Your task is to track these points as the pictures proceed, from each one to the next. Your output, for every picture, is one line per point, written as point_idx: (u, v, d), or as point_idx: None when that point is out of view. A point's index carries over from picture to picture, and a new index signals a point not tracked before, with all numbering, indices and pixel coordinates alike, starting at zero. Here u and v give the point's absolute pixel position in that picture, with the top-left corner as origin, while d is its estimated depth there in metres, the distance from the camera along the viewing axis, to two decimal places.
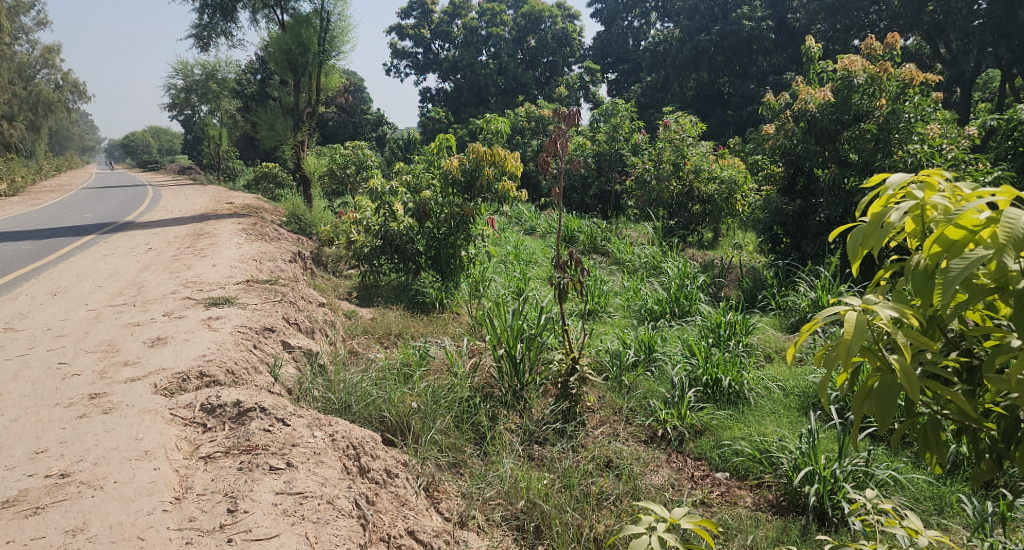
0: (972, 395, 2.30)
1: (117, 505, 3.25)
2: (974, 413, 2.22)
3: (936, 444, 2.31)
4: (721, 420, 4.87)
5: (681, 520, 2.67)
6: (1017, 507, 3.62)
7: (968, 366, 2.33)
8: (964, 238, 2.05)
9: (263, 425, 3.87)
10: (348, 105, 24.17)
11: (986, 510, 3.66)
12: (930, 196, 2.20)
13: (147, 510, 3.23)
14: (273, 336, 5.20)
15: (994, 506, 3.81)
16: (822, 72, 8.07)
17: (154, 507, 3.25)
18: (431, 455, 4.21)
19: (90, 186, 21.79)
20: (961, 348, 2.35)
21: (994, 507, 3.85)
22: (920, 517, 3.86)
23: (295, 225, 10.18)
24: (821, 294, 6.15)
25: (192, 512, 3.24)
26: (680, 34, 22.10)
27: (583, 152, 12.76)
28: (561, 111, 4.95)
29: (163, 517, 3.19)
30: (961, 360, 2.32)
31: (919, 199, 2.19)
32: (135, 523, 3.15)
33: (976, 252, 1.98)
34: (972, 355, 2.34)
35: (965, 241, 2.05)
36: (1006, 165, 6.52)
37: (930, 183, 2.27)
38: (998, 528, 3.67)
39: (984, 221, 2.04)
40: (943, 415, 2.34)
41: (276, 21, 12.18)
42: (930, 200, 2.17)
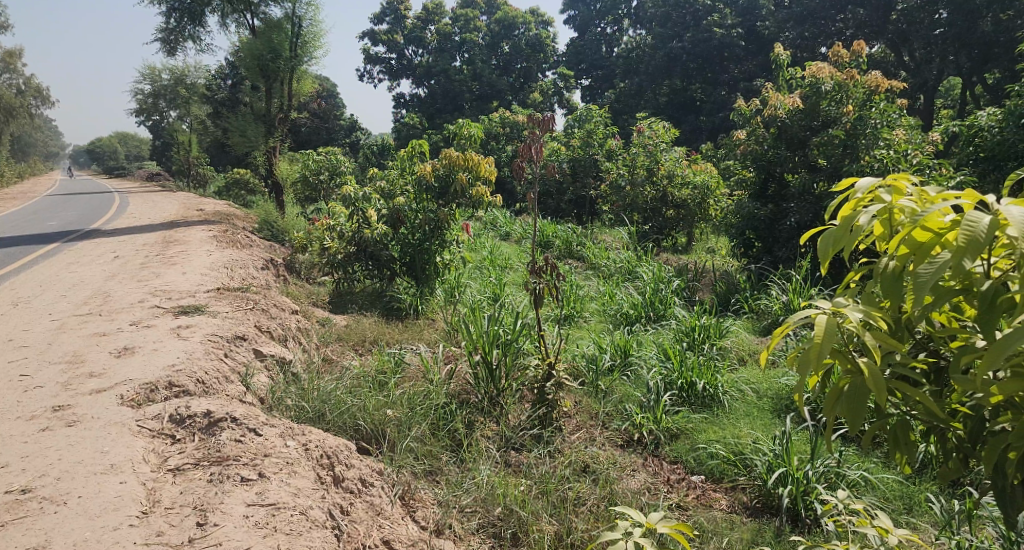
0: (940, 396, 2.34)
1: (81, 521, 3.15)
2: (941, 414, 2.24)
3: (906, 444, 2.33)
4: (696, 423, 4.92)
5: (658, 524, 2.65)
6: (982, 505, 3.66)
7: (935, 368, 2.37)
8: (930, 241, 2.09)
9: (233, 436, 3.80)
10: (321, 112, 24.03)
11: (953, 507, 3.71)
12: (898, 199, 2.23)
13: (112, 526, 3.13)
14: (244, 344, 5.12)
15: (960, 504, 3.86)
16: (791, 79, 8.21)
17: (120, 521, 3.16)
18: (407, 463, 4.16)
19: (53, 194, 21.03)
20: (928, 350, 2.39)
21: (962, 505, 3.90)
22: (890, 516, 3.92)
23: (267, 232, 10.07)
24: (793, 297, 6.23)
25: (160, 527, 3.16)
26: (653, 42, 22.54)
27: (558, 157, 12.79)
28: (536, 115, 4.90)
29: (130, 532, 3.10)
30: (927, 362, 2.35)
31: (887, 203, 2.22)
32: (100, 539, 3.06)
33: (941, 255, 2.01)
34: (938, 356, 2.38)
35: (931, 244, 2.09)
36: (966, 172, 6.74)
37: (898, 188, 2.30)
38: (967, 526, 3.72)
39: (948, 223, 2.08)
40: (912, 416, 2.37)
41: (247, 26, 12.01)
42: (898, 203, 2.20)
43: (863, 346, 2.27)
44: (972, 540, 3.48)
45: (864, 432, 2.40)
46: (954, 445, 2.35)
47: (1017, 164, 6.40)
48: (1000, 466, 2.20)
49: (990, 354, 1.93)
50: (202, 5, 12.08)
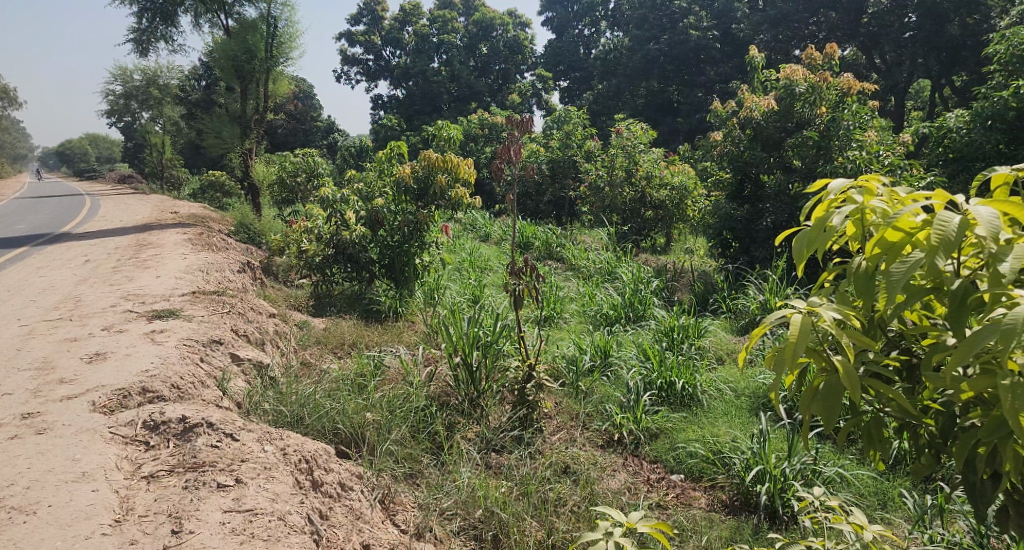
0: (912, 393, 2.22)
1: (52, 531, 3.03)
2: (914, 410, 2.15)
3: (880, 442, 2.24)
4: (675, 422, 4.94)
5: (638, 524, 2.60)
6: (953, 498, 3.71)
7: (907, 365, 2.27)
8: (902, 241, 1.99)
9: (210, 441, 3.66)
10: (298, 113, 23.83)
11: (926, 502, 3.72)
12: (869, 199, 2.12)
13: (84, 535, 3.02)
14: (221, 348, 4.99)
15: (933, 498, 3.85)
16: (766, 81, 8.34)
17: (93, 530, 3.05)
18: (387, 466, 4.12)
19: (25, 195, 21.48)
20: (901, 347, 2.28)
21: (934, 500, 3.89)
22: (864, 511, 3.94)
23: (244, 235, 9.98)
24: (769, 297, 6.32)
25: (134, 535, 3.05)
26: (631, 44, 22.83)
27: (538, 158, 12.88)
28: (515, 117, 4.84)
29: (103, 541, 2.99)
30: (900, 359, 2.24)
31: (858, 203, 2.12)
32: None
33: (914, 254, 1.92)
34: (911, 353, 2.27)
35: (903, 244, 1.99)
36: (936, 172, 6.91)
37: (870, 187, 2.19)
38: (939, 520, 3.73)
39: (920, 223, 1.98)
40: (885, 413, 2.28)
41: (220, 26, 11.84)
42: (869, 203, 2.10)
43: (838, 345, 2.18)
44: (944, 534, 3.52)
45: (838, 430, 2.31)
46: (926, 440, 2.24)
47: (986, 164, 6.62)
48: (971, 462, 2.09)
49: (962, 350, 1.84)
50: (174, 5, 11.90)
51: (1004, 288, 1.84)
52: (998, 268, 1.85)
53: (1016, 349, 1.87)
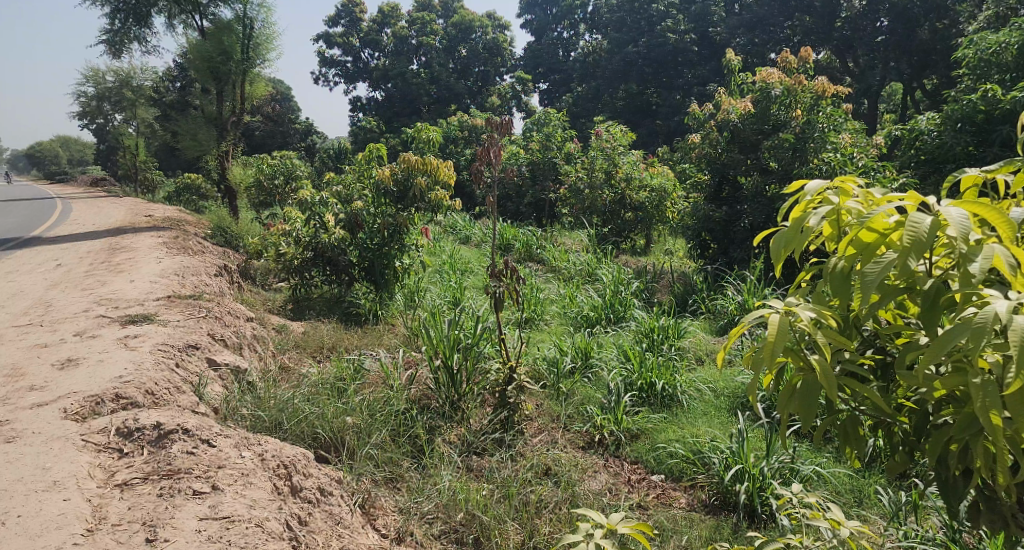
0: (887, 391, 2.25)
1: (20, 542, 2.97)
2: (889, 409, 2.18)
3: (856, 440, 2.26)
4: (656, 423, 4.96)
5: (618, 525, 2.60)
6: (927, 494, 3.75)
7: (882, 364, 2.29)
8: (876, 242, 2.01)
9: (185, 448, 3.60)
10: (275, 115, 23.64)
11: (900, 499, 3.77)
12: (845, 201, 2.15)
13: (55, 545, 2.97)
14: (197, 353, 4.92)
15: (906, 495, 3.90)
16: (742, 84, 8.42)
17: (64, 541, 2.99)
18: (367, 471, 4.09)
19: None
20: (876, 347, 2.30)
21: (908, 497, 3.92)
22: (841, 509, 3.97)
23: (220, 238, 9.89)
24: (747, 297, 6.39)
25: (106, 545, 3.00)
26: (610, 46, 23.44)
27: (517, 161, 12.91)
28: (495, 119, 4.82)
29: None
30: (875, 358, 2.27)
31: (834, 205, 2.14)
32: None
33: (888, 254, 1.94)
34: (886, 353, 2.29)
35: (877, 245, 2.01)
36: (909, 173, 7.02)
37: (845, 189, 2.21)
38: (913, 516, 3.78)
39: (893, 224, 2.00)
40: (861, 412, 2.31)
41: (195, 27, 11.72)
42: (845, 204, 2.12)
43: (814, 344, 2.20)
44: (918, 530, 3.58)
45: (815, 429, 2.33)
46: (901, 438, 2.27)
47: (956, 167, 6.73)
48: (944, 459, 2.12)
49: (933, 348, 1.86)
50: (147, 5, 11.76)
51: (974, 287, 1.86)
52: (969, 268, 1.88)
53: (986, 347, 1.89)
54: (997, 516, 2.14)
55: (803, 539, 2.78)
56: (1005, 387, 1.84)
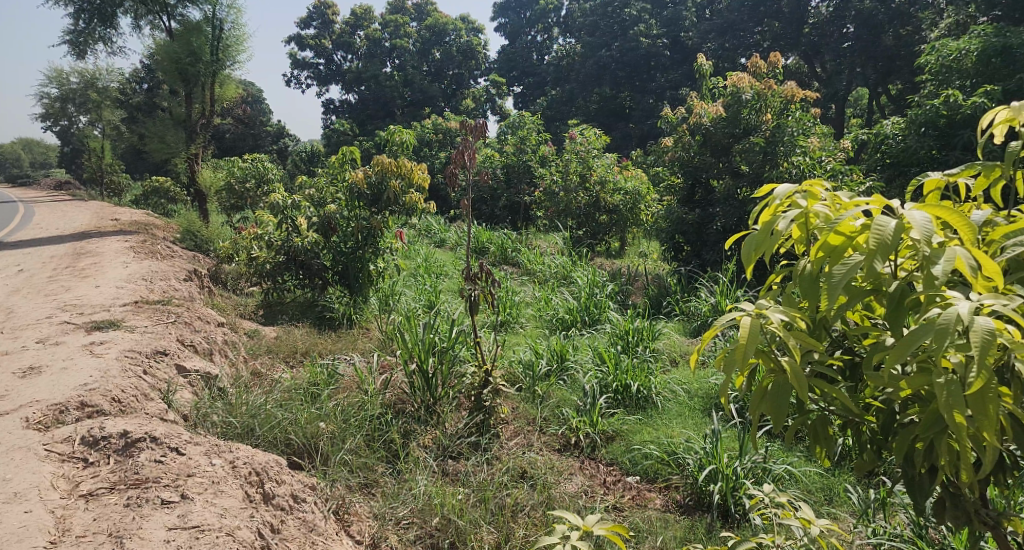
0: (855, 391, 2.28)
1: None
2: (858, 409, 2.20)
3: (826, 440, 2.29)
4: (631, 424, 4.98)
5: (594, 527, 2.59)
6: (895, 491, 3.80)
7: (851, 364, 2.32)
8: (844, 244, 2.03)
9: (153, 456, 3.53)
10: (246, 117, 23.37)
11: (868, 496, 3.82)
12: (813, 204, 2.17)
13: None
14: (166, 359, 4.83)
15: (875, 492, 3.95)
16: (714, 88, 8.51)
17: None
18: (341, 476, 4.06)
19: None
20: (844, 347, 2.33)
21: (877, 494, 3.97)
22: (813, 507, 4.01)
23: (190, 242, 9.78)
24: (720, 298, 6.45)
25: None
26: (584, 50, 23.63)
27: (492, 164, 12.92)
28: (469, 122, 4.80)
29: None
30: (843, 358, 2.29)
31: (803, 208, 2.16)
32: None
33: (855, 257, 1.97)
34: (854, 353, 2.32)
35: (845, 247, 2.04)
36: (875, 177, 7.16)
37: (813, 192, 2.24)
38: (881, 513, 3.83)
39: (860, 227, 2.03)
40: (831, 412, 2.33)
41: (162, 28, 11.55)
42: (813, 208, 2.14)
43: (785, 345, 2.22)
44: (887, 526, 3.62)
45: (786, 429, 2.35)
46: (869, 437, 2.30)
47: (919, 170, 6.88)
48: (910, 456, 2.15)
49: (900, 349, 1.88)
50: (112, 6, 11.58)
51: (937, 289, 1.89)
52: (932, 270, 1.91)
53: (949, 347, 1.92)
54: (962, 513, 2.18)
55: (777, 538, 2.79)
56: (968, 386, 1.87)
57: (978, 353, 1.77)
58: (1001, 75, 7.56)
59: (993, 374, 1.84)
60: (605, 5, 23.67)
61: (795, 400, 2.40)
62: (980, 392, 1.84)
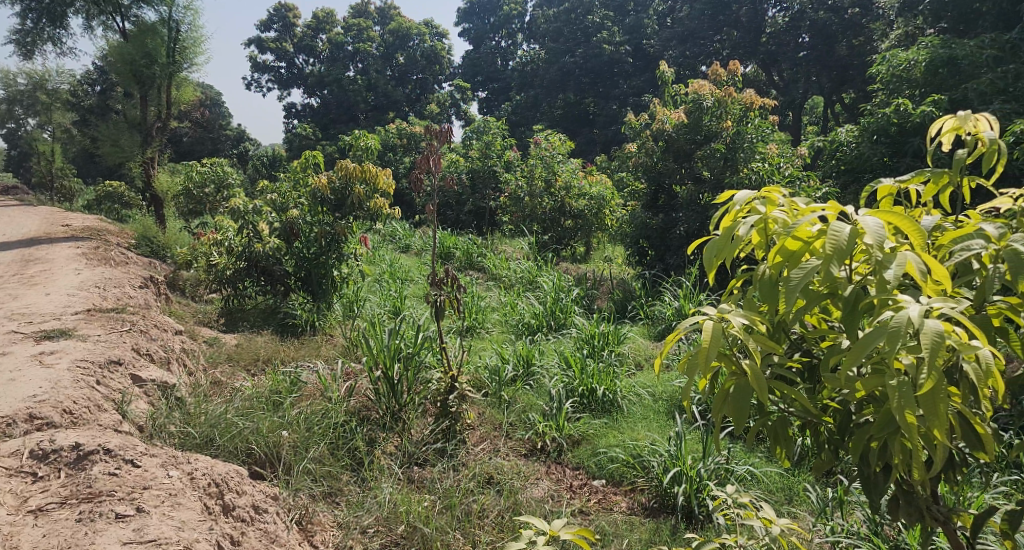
0: (813, 392, 2.32)
1: None
2: (816, 410, 2.24)
3: (786, 441, 2.32)
4: (597, 428, 4.99)
5: (560, 532, 2.58)
6: (853, 490, 3.86)
7: (809, 366, 2.35)
8: (801, 249, 2.07)
9: (107, 469, 3.43)
10: (204, 120, 22.97)
11: (827, 495, 3.87)
12: (771, 210, 2.20)
13: None
14: (120, 369, 4.70)
15: (833, 491, 4.01)
16: (676, 95, 8.61)
17: None
18: (305, 486, 3.99)
19: None
20: (802, 349, 2.37)
21: (835, 492, 4.03)
22: (774, 507, 4.06)
23: (146, 247, 9.57)
24: (684, 303, 6.53)
25: None
26: (548, 56, 23.77)
27: (457, 168, 12.90)
28: (434, 127, 4.77)
29: None
30: (802, 360, 2.33)
31: (762, 214, 2.19)
32: None
33: (812, 261, 2.01)
34: (812, 355, 2.36)
35: (802, 252, 2.07)
36: (830, 183, 7.31)
37: (772, 198, 2.27)
38: (838, 511, 3.89)
39: (816, 233, 2.07)
40: (790, 413, 2.37)
41: (116, 29, 11.31)
42: (771, 213, 2.17)
43: (745, 348, 2.25)
44: (845, 525, 3.68)
45: (747, 430, 2.38)
46: (826, 437, 2.34)
47: (874, 177, 7.04)
48: (866, 455, 2.18)
49: (854, 351, 1.92)
50: (63, 6, 11.31)
51: (890, 293, 1.94)
52: (884, 275, 1.95)
53: (902, 349, 1.96)
54: (914, 510, 2.23)
55: (738, 538, 2.82)
56: (919, 386, 1.91)
57: (929, 356, 1.81)
58: (947, 85, 7.76)
59: (944, 375, 1.89)
60: (568, 11, 23.82)
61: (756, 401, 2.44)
62: (931, 393, 1.89)
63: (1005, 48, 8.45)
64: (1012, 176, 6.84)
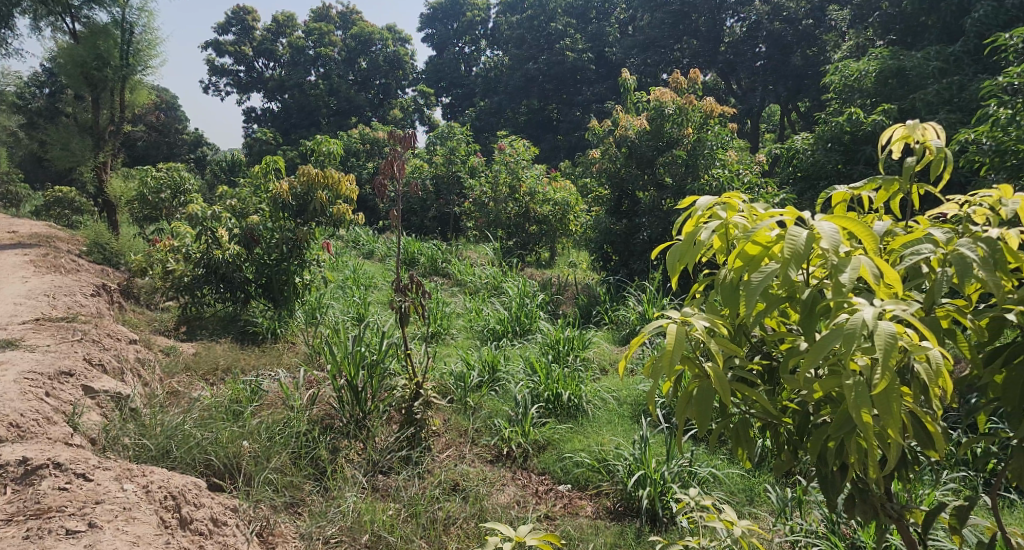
0: (773, 394, 2.35)
1: None
2: (777, 412, 2.27)
3: (747, 442, 2.35)
4: (562, 433, 4.99)
5: (526, 537, 2.56)
6: (811, 490, 3.91)
7: (768, 369, 2.39)
8: (761, 254, 2.10)
9: (57, 484, 3.32)
10: (159, 124, 22.49)
11: (786, 495, 3.92)
12: (732, 215, 2.23)
13: None
14: (71, 381, 4.55)
15: (792, 491, 4.06)
16: (637, 103, 8.70)
17: None
18: (266, 497, 3.92)
19: None
20: (762, 352, 2.40)
21: (794, 492, 4.09)
22: (735, 508, 4.10)
23: (98, 254, 9.34)
24: (648, 307, 6.59)
25: None
26: (511, 63, 23.85)
27: (421, 174, 12.86)
28: (398, 132, 4.73)
29: None
30: (762, 363, 2.37)
31: (722, 219, 2.21)
32: None
33: (771, 265, 2.04)
34: (772, 358, 2.39)
35: (761, 256, 2.10)
36: (788, 189, 7.46)
37: (731, 204, 2.30)
38: (797, 511, 3.95)
39: (775, 237, 2.10)
40: (751, 415, 2.40)
41: (66, 30, 11.01)
42: (732, 219, 2.20)
43: (708, 351, 2.26)
44: (805, 524, 3.72)
45: (710, 432, 2.40)
46: (786, 438, 2.37)
47: (829, 184, 7.20)
48: (825, 455, 2.22)
49: (812, 353, 1.95)
50: (9, 6, 10.96)
51: (845, 296, 1.97)
52: (839, 278, 1.99)
53: (858, 351, 1.99)
54: (869, 506, 2.27)
55: (701, 539, 2.82)
56: (875, 386, 1.95)
57: (882, 356, 1.85)
58: (896, 94, 8.00)
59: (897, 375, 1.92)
60: (531, 18, 23.95)
61: (717, 404, 2.46)
62: (885, 393, 1.92)
63: (949, 61, 8.75)
64: (958, 183, 7.07)
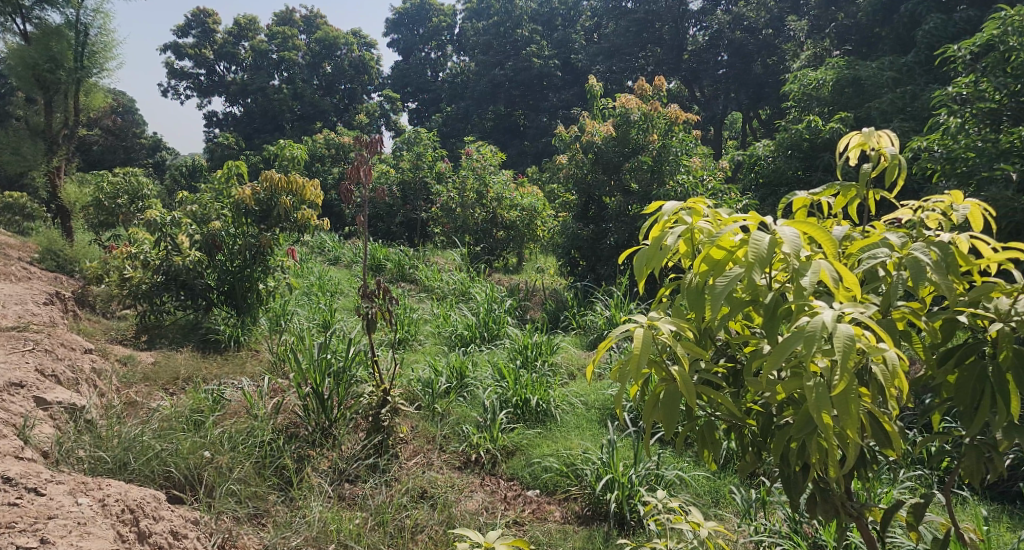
0: (737, 397, 2.38)
1: None
2: (742, 414, 2.29)
3: (712, 444, 2.37)
4: (531, 438, 4.99)
5: (495, 543, 2.55)
6: (774, 491, 3.96)
7: (733, 371, 2.41)
8: (725, 258, 2.12)
9: (6, 499, 3.20)
10: (115, 128, 22.01)
11: (750, 497, 3.95)
12: (697, 220, 2.25)
13: None
14: (22, 392, 4.40)
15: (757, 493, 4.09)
16: (604, 108, 8.74)
17: None
18: (228, 508, 3.84)
19: None
20: (727, 355, 2.42)
21: (760, 493, 4.12)
22: (702, 510, 4.12)
23: (51, 262, 9.11)
24: (614, 311, 6.64)
25: None
26: (478, 69, 23.85)
27: (388, 180, 12.78)
28: (363, 136, 4.66)
29: None
30: (726, 366, 2.39)
31: (688, 224, 2.23)
32: None
33: (735, 268, 2.06)
34: (736, 360, 2.42)
35: (726, 261, 2.12)
36: (751, 195, 7.58)
37: (696, 209, 2.31)
38: (761, 512, 3.99)
39: (738, 242, 2.12)
40: (716, 417, 2.41)
41: (17, 31, 10.70)
42: (697, 223, 2.22)
43: (674, 355, 2.28)
44: (770, 525, 3.75)
45: (675, 435, 2.41)
46: (750, 439, 2.39)
47: (789, 190, 7.33)
48: (787, 456, 2.24)
49: (773, 355, 1.98)
50: None
51: (805, 299, 2.01)
52: (800, 281, 2.02)
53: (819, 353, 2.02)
54: (830, 506, 2.30)
55: (669, 542, 2.83)
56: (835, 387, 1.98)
57: (842, 358, 1.88)
58: (852, 103, 8.19)
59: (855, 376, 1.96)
60: (497, 25, 24.01)
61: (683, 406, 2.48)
62: (844, 394, 1.95)
63: (902, 70, 8.98)
64: (911, 189, 7.26)
